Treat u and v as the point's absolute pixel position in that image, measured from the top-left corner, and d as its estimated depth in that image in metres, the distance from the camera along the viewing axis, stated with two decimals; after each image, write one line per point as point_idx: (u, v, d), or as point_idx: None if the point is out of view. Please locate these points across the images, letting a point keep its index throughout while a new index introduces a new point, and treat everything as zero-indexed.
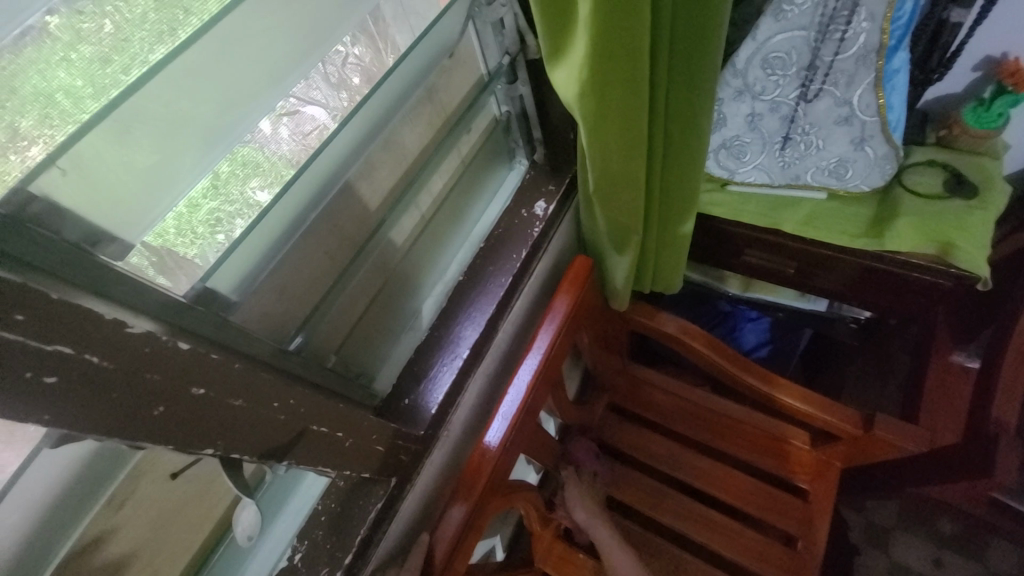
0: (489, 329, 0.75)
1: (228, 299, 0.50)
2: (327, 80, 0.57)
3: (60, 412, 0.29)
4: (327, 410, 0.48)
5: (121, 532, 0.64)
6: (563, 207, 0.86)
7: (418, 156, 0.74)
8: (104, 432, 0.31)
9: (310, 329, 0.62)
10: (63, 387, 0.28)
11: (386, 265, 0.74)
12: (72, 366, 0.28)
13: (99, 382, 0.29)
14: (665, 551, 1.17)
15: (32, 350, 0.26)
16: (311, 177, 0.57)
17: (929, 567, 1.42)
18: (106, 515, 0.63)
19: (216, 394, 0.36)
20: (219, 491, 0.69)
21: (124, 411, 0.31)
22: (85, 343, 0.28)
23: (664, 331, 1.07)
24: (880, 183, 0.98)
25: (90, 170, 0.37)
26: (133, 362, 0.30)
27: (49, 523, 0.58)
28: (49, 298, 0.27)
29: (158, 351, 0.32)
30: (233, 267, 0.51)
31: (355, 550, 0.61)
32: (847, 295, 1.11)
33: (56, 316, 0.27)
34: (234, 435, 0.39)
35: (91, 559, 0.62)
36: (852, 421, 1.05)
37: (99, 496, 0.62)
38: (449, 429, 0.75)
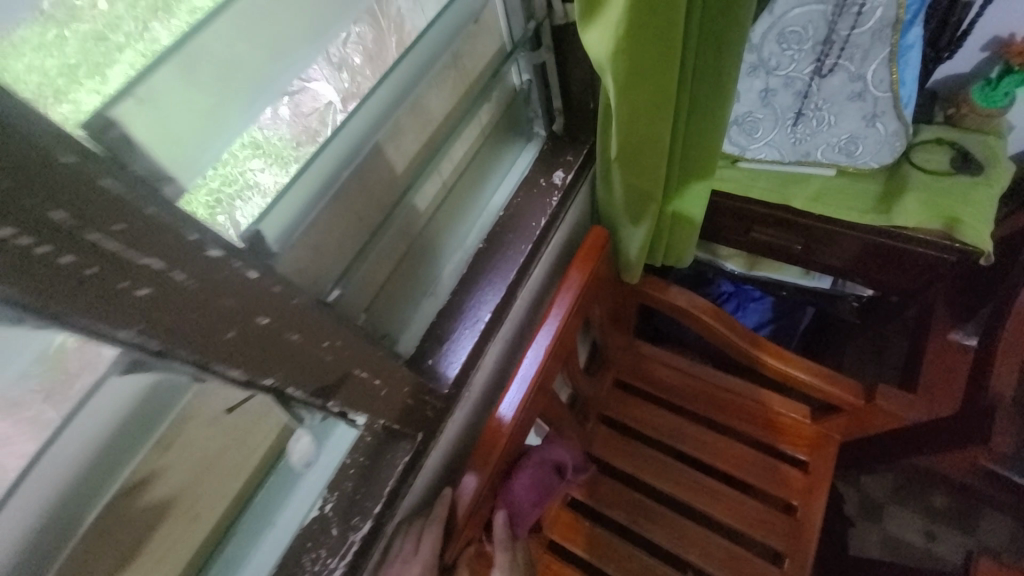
0: (508, 295, 0.78)
1: (272, 250, 0.50)
2: (328, 61, 0.55)
3: (153, 320, 0.30)
4: (369, 357, 0.50)
5: (168, 472, 0.66)
6: (580, 178, 0.87)
7: (442, 124, 0.75)
8: (187, 348, 0.33)
9: (347, 282, 0.63)
10: (152, 299, 0.29)
11: (409, 231, 0.76)
12: (159, 281, 0.29)
13: (192, 293, 0.31)
14: (669, 520, 1.22)
15: (128, 265, 0.27)
16: (346, 138, 0.58)
17: (920, 539, 1.47)
18: (155, 456, 0.65)
19: (277, 326, 0.37)
20: (263, 432, 0.69)
21: (202, 328, 0.32)
22: (174, 260, 0.29)
23: (674, 305, 1.08)
24: (889, 160, 1.01)
25: (159, 104, 0.38)
26: (209, 286, 0.31)
27: (99, 467, 0.60)
28: (143, 212, 0.27)
29: (231, 277, 0.32)
30: (279, 217, 0.52)
31: (384, 499, 0.65)
32: (851, 271, 1.14)
33: (143, 232, 0.27)
34: (290, 369, 0.40)
35: (140, 497, 0.65)
36: (854, 392, 1.07)
37: (150, 437, 0.64)
38: (470, 391, 0.77)
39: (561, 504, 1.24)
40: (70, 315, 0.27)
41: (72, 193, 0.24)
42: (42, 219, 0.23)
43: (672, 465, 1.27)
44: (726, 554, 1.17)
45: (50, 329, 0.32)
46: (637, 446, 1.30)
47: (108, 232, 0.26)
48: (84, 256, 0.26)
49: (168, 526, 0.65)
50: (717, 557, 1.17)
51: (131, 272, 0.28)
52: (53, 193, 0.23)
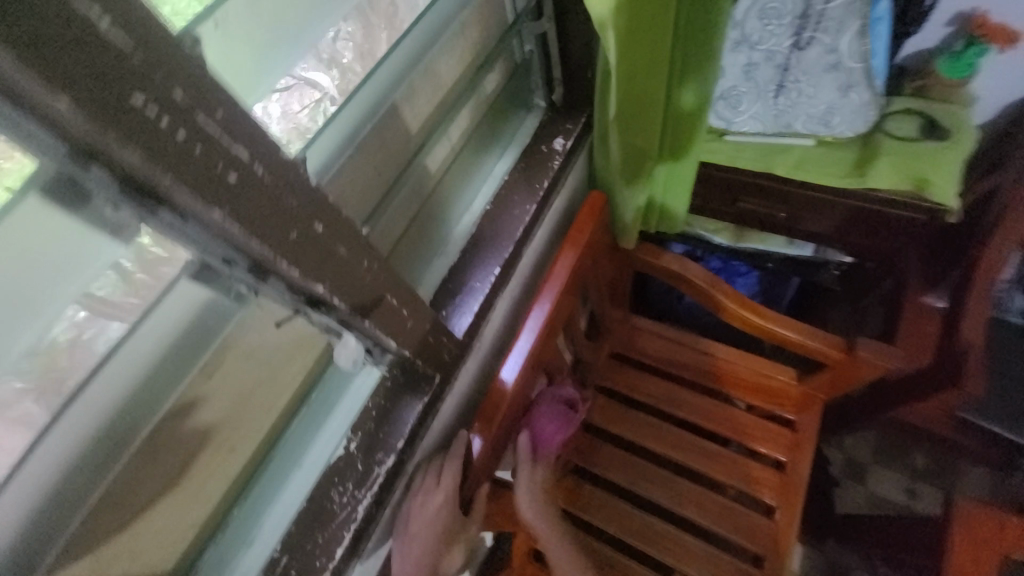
0: (515, 251, 0.83)
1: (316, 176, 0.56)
2: (317, 57, 0.57)
3: (236, 207, 0.33)
4: (402, 285, 0.55)
5: (209, 402, 0.69)
6: (579, 145, 0.93)
7: (451, 90, 0.80)
8: (263, 239, 0.36)
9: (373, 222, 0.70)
10: (242, 187, 0.33)
11: (422, 191, 0.80)
12: (246, 171, 0.33)
13: (271, 191, 0.35)
14: (667, 480, 1.27)
15: (223, 149, 0.31)
16: (371, 91, 0.63)
17: (902, 496, 1.55)
18: (199, 383, 0.69)
19: (328, 236, 0.41)
20: (303, 360, 0.70)
21: (273, 224, 0.36)
22: (258, 154, 0.33)
23: (668, 269, 1.14)
24: (863, 129, 1.08)
25: (229, 31, 0.45)
26: (284, 182, 0.35)
27: (149, 387, 0.64)
28: (231, 107, 0.31)
29: (300, 179, 0.37)
30: (320, 151, 0.57)
31: (406, 436, 0.69)
32: (832, 236, 1.22)
33: (236, 122, 0.31)
34: (338, 280, 0.44)
35: (182, 424, 0.67)
36: (836, 346, 1.14)
37: (196, 363, 0.67)
38: (481, 342, 0.82)
39: (564, 469, 1.29)
40: (171, 193, 0.30)
41: (189, 76, 0.28)
42: (167, 95, 0.27)
43: (668, 428, 1.32)
44: (719, 506, 1.24)
45: (146, 225, 0.38)
46: (633, 411, 1.36)
47: (212, 117, 0.30)
48: (192, 133, 0.29)
49: (212, 449, 0.67)
50: (711, 510, 1.24)
51: (223, 157, 0.31)
52: (174, 72, 0.28)
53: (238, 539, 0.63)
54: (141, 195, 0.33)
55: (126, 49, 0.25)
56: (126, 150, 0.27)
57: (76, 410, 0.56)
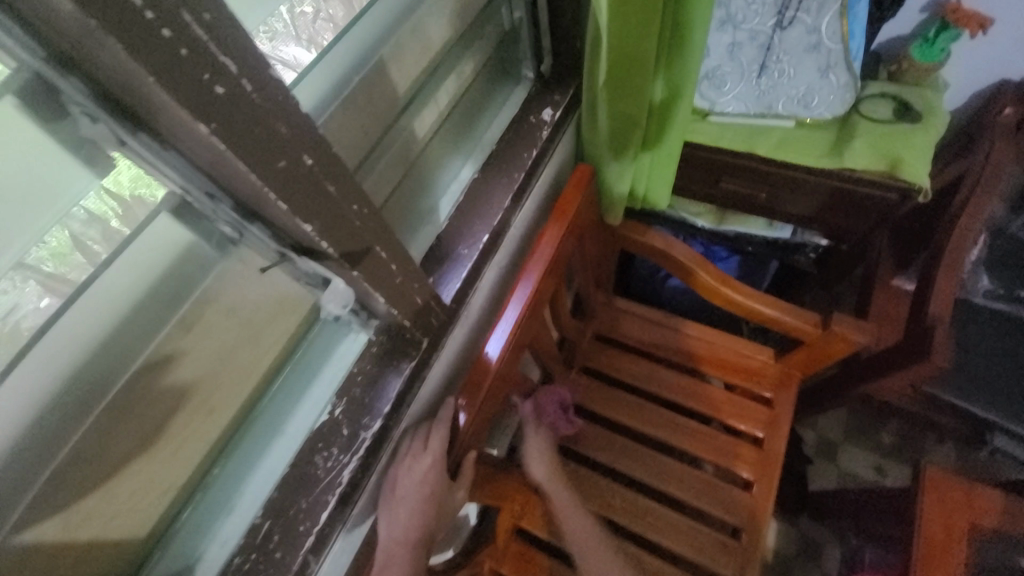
0: (504, 221, 0.82)
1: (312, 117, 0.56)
2: (295, 35, 0.56)
3: (222, 124, 0.31)
4: (393, 238, 0.53)
5: (188, 357, 0.60)
6: (567, 118, 0.93)
7: (439, 51, 0.78)
8: (249, 165, 0.34)
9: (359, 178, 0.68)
10: (227, 100, 0.31)
11: (407, 155, 0.79)
12: (232, 85, 0.31)
13: (254, 112, 0.33)
14: (648, 457, 1.29)
15: (209, 58, 0.29)
16: (353, 45, 0.63)
17: (871, 472, 1.62)
18: (177, 335, 0.59)
19: (317, 171, 0.39)
20: (287, 320, 0.68)
21: (258, 150, 0.34)
22: (244, 69, 0.31)
23: (653, 247, 1.15)
24: (841, 111, 1.11)
25: None
26: (270, 106, 0.34)
27: (128, 329, 0.54)
28: (222, 11, 0.29)
29: (287, 104, 0.35)
30: (308, 95, 0.58)
31: (393, 402, 0.68)
32: (808, 218, 1.26)
33: (223, 29, 0.29)
34: (327, 223, 0.43)
35: (161, 378, 0.58)
36: (813, 324, 1.17)
37: (174, 312, 0.58)
38: (468, 311, 0.81)
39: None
40: (154, 99, 0.29)
41: None
42: None
43: (650, 407, 1.34)
44: (698, 480, 1.27)
45: (121, 149, 0.35)
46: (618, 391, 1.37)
47: (197, 17, 0.27)
48: (178, 34, 0.27)
49: (192, 409, 0.61)
50: (691, 484, 1.26)
51: (210, 65, 0.29)
52: None
53: (220, 503, 0.63)
54: (118, 113, 0.32)
55: None
56: (109, 39, 0.25)
57: (47, 344, 0.48)
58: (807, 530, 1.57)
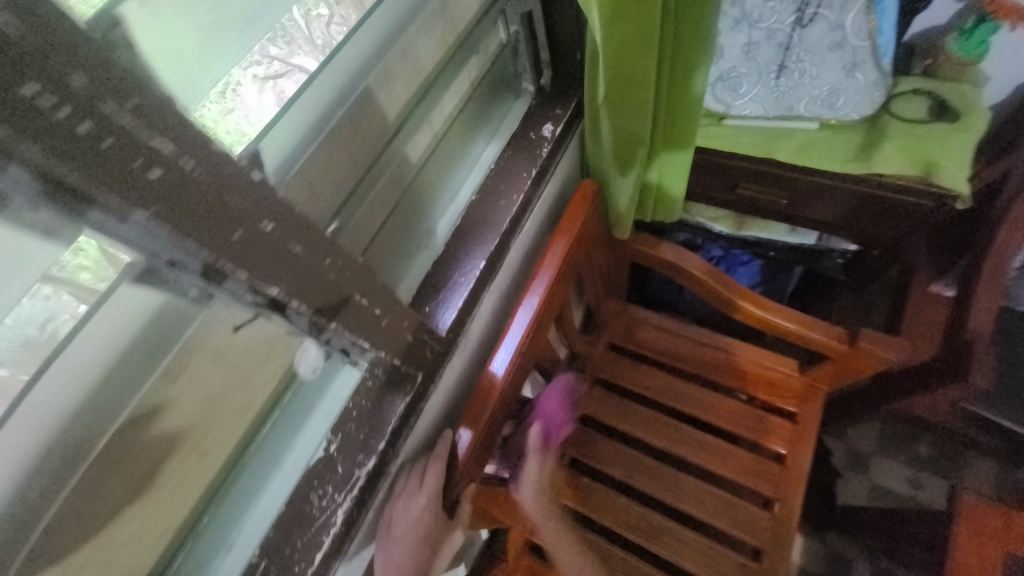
0: (502, 244, 0.79)
1: (271, 174, 0.52)
2: (310, 41, 0.56)
3: (160, 208, 0.31)
4: (374, 282, 0.52)
5: (176, 405, 0.67)
6: (570, 132, 0.89)
7: (430, 73, 0.75)
8: (205, 243, 0.34)
9: (343, 219, 0.67)
10: (166, 184, 0.31)
11: (401, 180, 0.77)
12: (170, 166, 0.31)
13: (199, 187, 0.32)
14: (662, 473, 1.25)
15: (141, 144, 0.29)
16: (335, 77, 0.60)
17: (906, 487, 1.53)
18: (161, 387, 0.65)
19: (280, 234, 0.38)
20: (274, 363, 0.69)
21: (212, 227, 0.34)
22: (185, 148, 0.31)
23: (665, 260, 1.10)
24: (869, 111, 1.03)
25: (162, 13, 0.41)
26: (217, 179, 0.33)
27: (111, 386, 0.61)
28: (150, 95, 0.29)
29: (239, 177, 0.34)
30: (274, 144, 0.54)
31: (388, 438, 0.67)
32: (834, 223, 1.18)
33: (152, 112, 0.29)
34: (298, 282, 0.42)
35: (151, 426, 0.66)
36: (839, 338, 1.10)
37: (156, 366, 0.64)
38: (467, 339, 0.79)
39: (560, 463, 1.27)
40: (95, 195, 0.29)
41: (93, 62, 0.26)
42: (67, 84, 0.26)
43: (666, 421, 1.30)
44: (718, 500, 1.22)
45: (80, 228, 0.35)
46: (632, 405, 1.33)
47: (122, 105, 0.28)
48: (100, 126, 0.27)
49: (183, 454, 0.67)
50: (708, 503, 1.22)
51: (141, 151, 0.29)
52: (81, 60, 0.26)
53: (216, 542, 0.63)
54: (66, 192, 0.30)
55: (12, 32, 0.23)
56: (26, 145, 0.25)
57: (21, 414, 0.53)
58: (836, 547, 1.50)
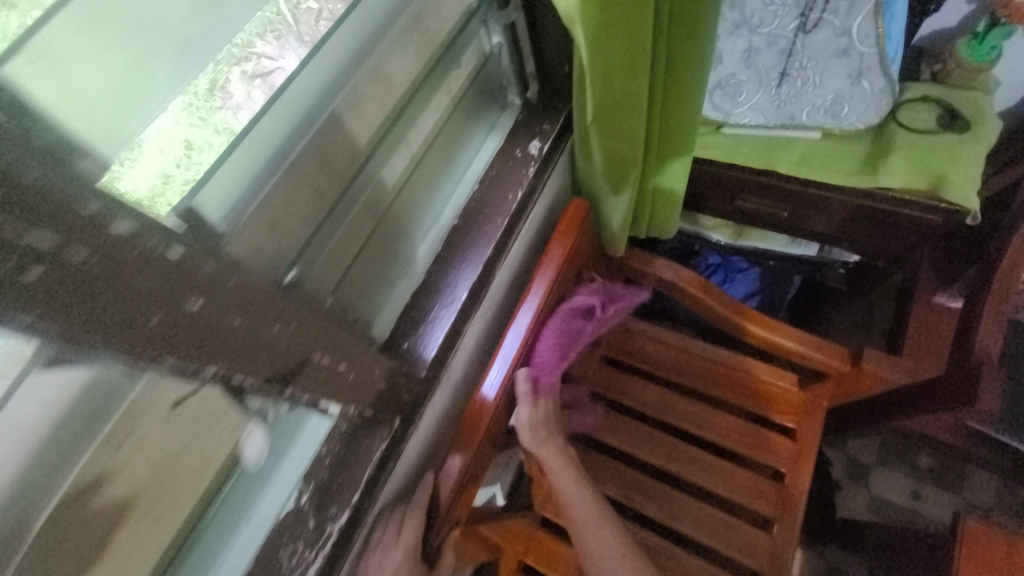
0: (486, 272, 0.74)
1: (215, 228, 0.48)
2: (301, 38, 0.52)
3: (43, 308, 0.27)
4: (332, 338, 0.47)
5: (123, 473, 0.62)
6: (559, 148, 0.84)
7: (404, 93, 0.70)
8: (105, 332, 0.30)
9: (303, 266, 0.60)
10: (50, 279, 0.26)
11: (377, 207, 0.72)
12: (52, 261, 0.26)
13: (96, 276, 0.28)
14: (659, 492, 1.22)
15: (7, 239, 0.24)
16: (287, 110, 0.55)
17: (906, 498, 1.50)
18: (106, 454, 0.62)
19: (212, 311, 0.35)
20: (225, 427, 0.63)
21: (122, 314, 0.30)
22: (72, 233, 0.27)
23: (660, 278, 1.06)
24: (875, 120, 0.98)
25: (58, 61, 0.36)
26: (117, 264, 0.29)
27: (45, 460, 0.57)
28: (21, 181, 0.25)
29: (148, 255, 0.30)
30: (216, 190, 0.49)
31: (363, 488, 0.63)
32: (835, 236, 1.13)
33: (28, 198, 0.25)
34: (236, 355, 0.38)
35: (93, 498, 0.61)
36: (841, 356, 1.06)
37: (97, 433, 0.60)
38: (451, 373, 0.75)
39: None
40: None
41: None
42: None
43: (663, 438, 1.26)
44: (716, 521, 1.18)
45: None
46: (630, 421, 1.29)
47: None
48: None
49: (131, 526, 0.61)
50: (707, 524, 1.18)
51: (12, 249, 0.25)
52: None
53: None
54: None
55: None
56: None
57: None
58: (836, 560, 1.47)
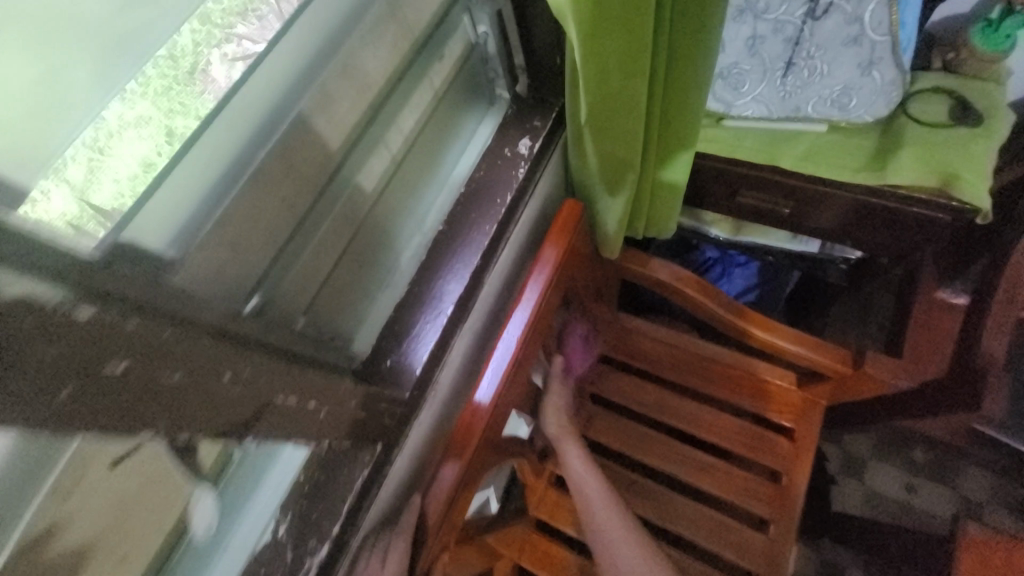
0: (474, 282, 0.70)
1: (159, 254, 0.42)
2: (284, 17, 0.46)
3: None
4: (291, 379, 0.43)
5: (76, 521, 0.51)
6: (550, 147, 0.78)
7: (381, 90, 0.64)
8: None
9: (268, 289, 0.55)
10: None
11: (355, 215, 0.66)
12: None
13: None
14: (654, 493, 1.19)
15: None
16: (243, 114, 0.48)
17: (901, 492, 1.48)
18: (52, 506, 0.48)
19: (139, 373, 0.30)
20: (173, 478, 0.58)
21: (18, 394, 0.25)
22: None
23: (656, 279, 1.02)
24: (884, 113, 0.93)
25: None
26: (13, 338, 0.24)
27: None
28: None
29: (51, 322, 0.25)
30: (158, 213, 0.43)
31: (343, 518, 0.59)
32: (836, 233, 1.08)
33: None
34: (179, 410, 0.34)
35: (43, 553, 0.49)
36: (840, 358, 1.03)
37: (34, 492, 0.46)
38: (438, 389, 0.71)
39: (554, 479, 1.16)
40: None
41: None
42: None
43: (658, 439, 1.23)
44: (713, 523, 1.16)
45: None
46: (625, 421, 1.26)
47: None
48: None
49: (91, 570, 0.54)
50: (705, 526, 1.16)
51: None
52: None
53: None
54: None
55: None
56: None
57: None
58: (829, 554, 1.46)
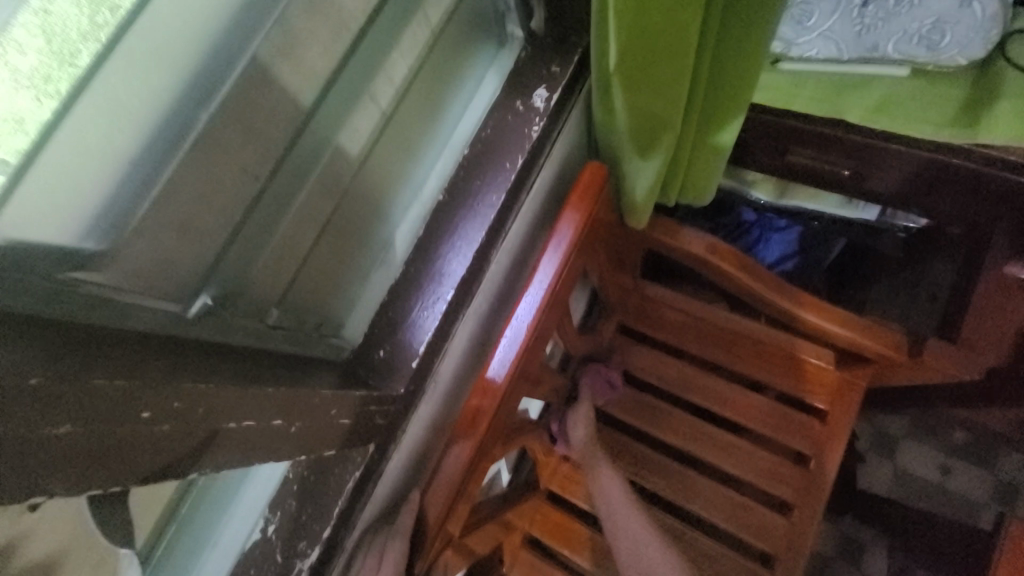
0: (478, 262, 0.60)
1: (74, 243, 0.36)
2: None
3: None
4: (247, 401, 0.38)
5: None
6: (571, 98, 0.66)
7: (359, 30, 0.53)
8: None
9: (223, 280, 0.48)
10: None
11: (337, 185, 0.57)
12: None
13: None
14: (673, 472, 1.10)
15: None
16: (175, 58, 0.38)
17: (934, 474, 1.37)
18: None
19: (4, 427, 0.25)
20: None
21: None
22: None
23: (688, 251, 0.90)
24: (981, 55, 0.75)
25: None
26: None
27: None
28: None
29: None
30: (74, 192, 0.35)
31: (334, 522, 0.54)
32: (900, 202, 0.92)
33: None
34: (70, 458, 0.28)
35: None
36: (896, 344, 0.92)
37: None
38: (438, 379, 0.64)
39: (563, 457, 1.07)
40: None
41: None
42: None
43: (681, 415, 1.12)
44: (732, 504, 1.07)
45: None
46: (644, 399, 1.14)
47: None
48: None
49: None
50: (720, 506, 1.08)
51: None
52: None
53: None
54: None
55: None
56: None
57: None
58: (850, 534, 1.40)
